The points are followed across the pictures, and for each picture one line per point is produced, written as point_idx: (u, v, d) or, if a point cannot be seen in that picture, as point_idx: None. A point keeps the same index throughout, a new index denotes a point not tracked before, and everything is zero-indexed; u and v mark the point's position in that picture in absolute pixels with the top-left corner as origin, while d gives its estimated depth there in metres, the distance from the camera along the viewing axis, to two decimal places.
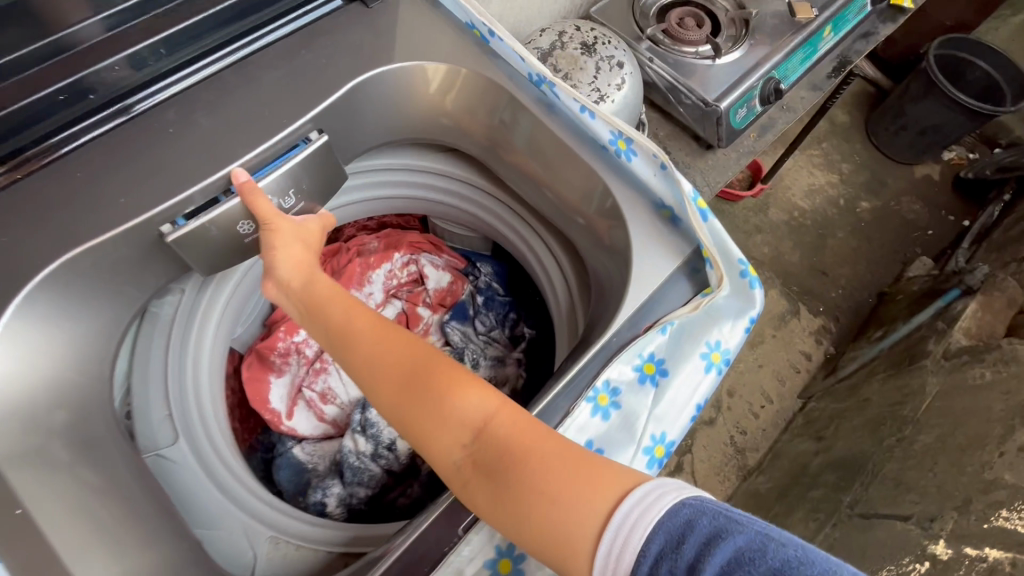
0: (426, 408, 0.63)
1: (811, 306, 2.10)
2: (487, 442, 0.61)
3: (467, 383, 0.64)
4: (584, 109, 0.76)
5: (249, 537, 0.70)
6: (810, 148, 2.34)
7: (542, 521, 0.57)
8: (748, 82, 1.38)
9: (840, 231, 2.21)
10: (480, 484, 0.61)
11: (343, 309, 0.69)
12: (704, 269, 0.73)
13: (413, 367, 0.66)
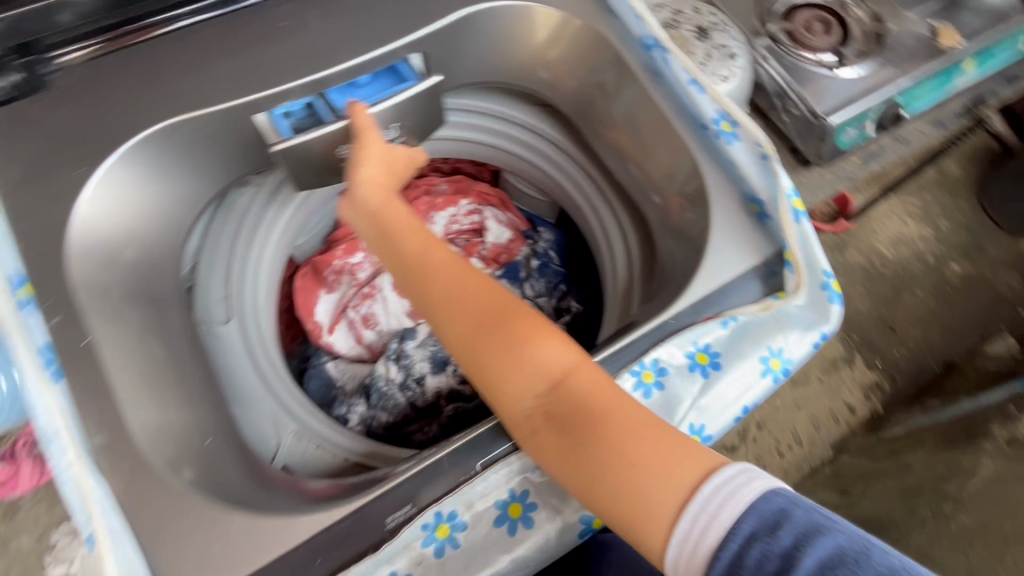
0: (503, 352, 0.60)
1: (867, 358, 1.67)
2: (566, 395, 0.58)
3: (548, 334, 0.61)
4: (694, 82, 0.73)
5: (276, 426, 0.71)
6: (909, 194, 1.79)
7: (620, 480, 0.55)
8: (867, 101, 1.26)
9: (920, 287, 1.72)
10: (553, 437, 0.58)
11: (414, 242, 0.66)
12: (782, 271, 0.69)
13: (494, 309, 0.62)
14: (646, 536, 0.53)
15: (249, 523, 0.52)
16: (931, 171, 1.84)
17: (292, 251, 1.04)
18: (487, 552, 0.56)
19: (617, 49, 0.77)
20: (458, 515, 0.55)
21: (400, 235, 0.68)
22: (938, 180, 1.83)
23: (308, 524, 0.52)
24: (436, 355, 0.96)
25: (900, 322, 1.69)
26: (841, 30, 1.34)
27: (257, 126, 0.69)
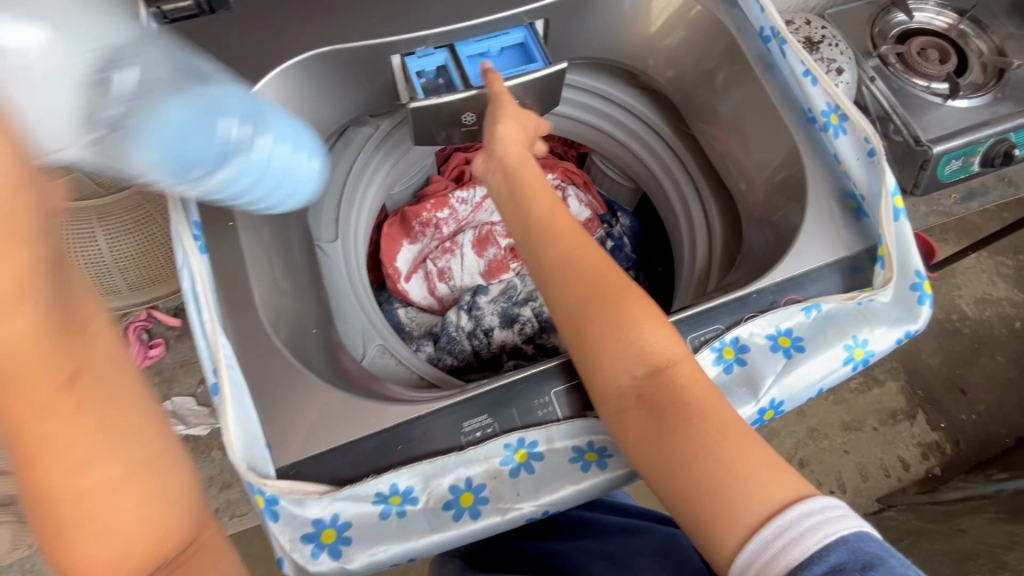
0: (611, 325, 0.57)
1: (930, 418, 1.57)
2: (666, 385, 0.56)
3: (662, 322, 0.58)
4: (809, 74, 0.74)
5: (363, 338, 0.78)
6: (1003, 253, 1.70)
7: (705, 475, 0.52)
8: (977, 134, 1.18)
9: (1000, 353, 1.62)
10: (642, 419, 0.55)
11: (542, 203, 0.66)
12: (871, 267, 0.69)
13: (613, 284, 0.60)
14: (719, 538, 0.50)
15: (348, 400, 0.58)
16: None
17: (385, 200, 1.06)
18: (557, 480, 0.58)
19: (732, 37, 0.79)
20: (537, 445, 0.59)
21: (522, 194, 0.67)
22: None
23: (398, 413, 0.58)
24: (506, 311, 1.02)
25: (972, 385, 1.59)
26: (957, 61, 1.30)
27: (391, 64, 0.76)
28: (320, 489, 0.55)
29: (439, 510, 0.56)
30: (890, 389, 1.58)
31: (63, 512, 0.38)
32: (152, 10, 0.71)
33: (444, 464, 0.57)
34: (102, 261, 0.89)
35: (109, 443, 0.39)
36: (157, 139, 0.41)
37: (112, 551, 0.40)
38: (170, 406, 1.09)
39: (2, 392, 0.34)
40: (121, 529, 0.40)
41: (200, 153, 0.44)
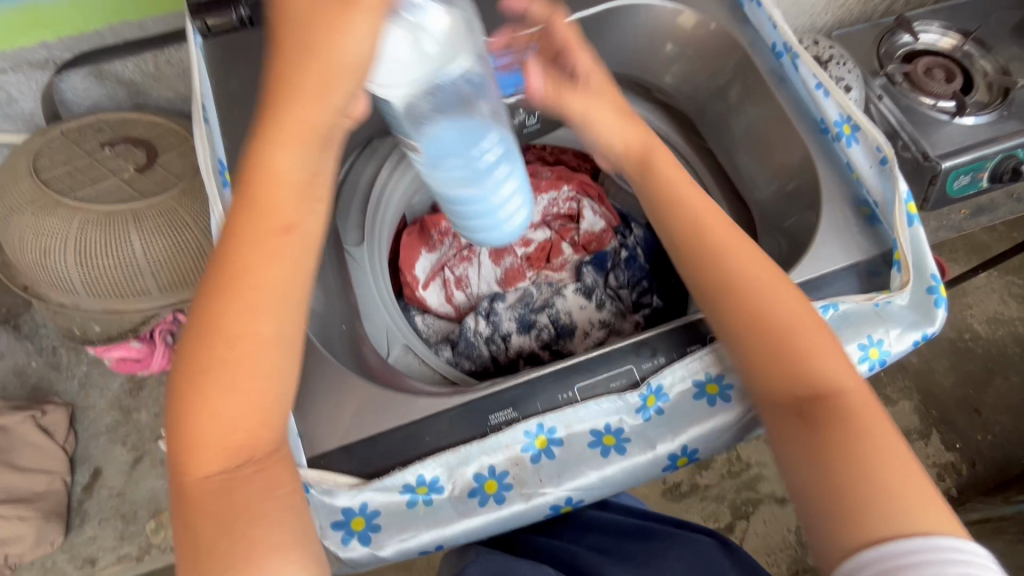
0: (785, 347, 0.59)
1: (945, 437, 1.52)
2: (829, 409, 0.56)
3: (836, 348, 0.59)
4: (821, 87, 0.76)
5: (388, 339, 0.79)
6: (1015, 273, 1.68)
7: (848, 485, 0.53)
8: (985, 149, 1.20)
9: (1017, 374, 1.57)
10: (799, 429, 0.56)
11: (715, 221, 0.65)
12: (888, 272, 0.71)
13: (790, 319, 0.60)
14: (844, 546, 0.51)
15: (378, 392, 0.60)
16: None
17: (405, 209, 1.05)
18: (581, 466, 0.58)
19: (745, 52, 0.82)
20: (557, 431, 0.60)
21: (679, 216, 0.67)
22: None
23: (426, 405, 0.60)
24: (523, 317, 1.00)
25: (987, 406, 1.54)
26: (963, 79, 1.33)
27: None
28: (349, 483, 0.56)
29: (465, 497, 0.57)
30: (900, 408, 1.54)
31: (233, 332, 0.49)
32: (197, 24, 0.75)
33: (467, 453, 0.58)
34: (133, 263, 0.92)
35: (284, 311, 0.50)
36: (435, 130, 0.54)
37: (232, 405, 0.50)
38: None
39: (260, 217, 0.49)
40: (250, 383, 0.50)
41: (451, 153, 0.57)
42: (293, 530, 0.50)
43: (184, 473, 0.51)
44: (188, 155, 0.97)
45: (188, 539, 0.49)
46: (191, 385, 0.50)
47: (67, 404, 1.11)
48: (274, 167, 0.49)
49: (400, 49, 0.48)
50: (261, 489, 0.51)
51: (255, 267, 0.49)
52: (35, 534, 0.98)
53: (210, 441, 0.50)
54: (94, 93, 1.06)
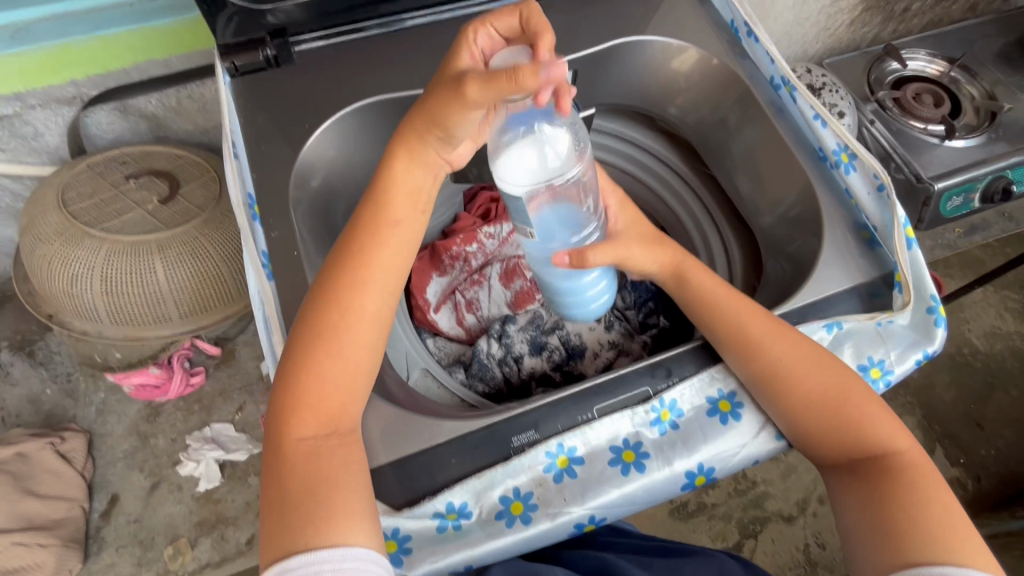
0: (830, 415, 0.62)
1: (948, 452, 1.52)
2: (882, 467, 0.59)
3: (879, 404, 0.62)
4: (818, 117, 0.81)
5: (407, 363, 0.82)
6: (1008, 288, 1.71)
7: (895, 530, 0.55)
8: (976, 171, 1.24)
9: (1016, 387, 1.59)
10: (847, 484, 0.60)
11: (743, 304, 0.67)
12: (890, 292, 0.73)
13: (836, 391, 0.62)
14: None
15: (403, 416, 0.62)
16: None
17: None
18: (602, 484, 0.60)
19: (746, 86, 0.86)
20: (576, 450, 0.62)
21: (708, 298, 0.69)
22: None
23: (450, 429, 0.62)
24: (535, 339, 1.02)
25: (989, 420, 1.56)
26: (951, 104, 1.38)
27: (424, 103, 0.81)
28: (381, 509, 0.58)
29: (493, 520, 0.59)
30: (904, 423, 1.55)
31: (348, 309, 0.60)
32: (227, 64, 0.79)
33: (492, 477, 0.60)
34: (158, 290, 0.95)
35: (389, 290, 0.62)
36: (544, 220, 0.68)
37: (336, 373, 0.58)
38: (209, 433, 1.12)
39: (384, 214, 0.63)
40: (350, 356, 0.59)
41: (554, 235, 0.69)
42: (366, 501, 0.54)
43: (284, 434, 0.56)
44: (210, 186, 1.00)
45: (273, 497, 0.53)
46: (305, 348, 0.58)
47: (85, 431, 1.12)
48: (396, 179, 0.64)
49: (521, 151, 0.62)
50: (340, 463, 0.55)
51: (376, 256, 0.62)
52: (54, 561, 0.99)
53: (313, 403, 0.57)
54: (118, 127, 1.10)
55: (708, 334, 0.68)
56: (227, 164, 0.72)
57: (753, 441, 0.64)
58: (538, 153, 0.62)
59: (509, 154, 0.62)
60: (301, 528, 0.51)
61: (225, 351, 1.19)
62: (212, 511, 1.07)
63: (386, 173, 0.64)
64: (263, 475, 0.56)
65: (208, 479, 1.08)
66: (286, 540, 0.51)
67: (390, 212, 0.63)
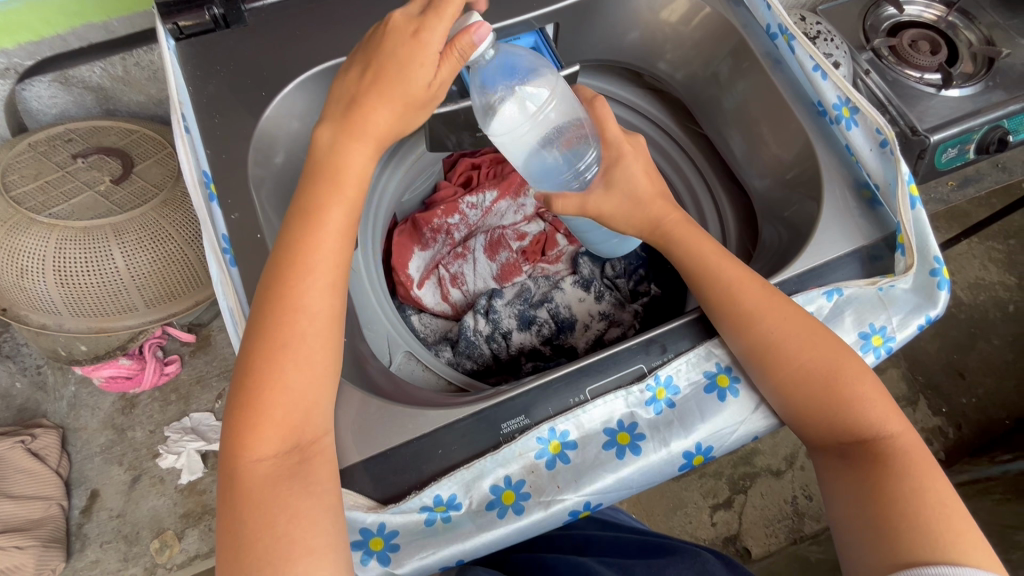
0: (823, 395, 0.58)
1: (931, 403, 1.54)
2: (874, 452, 0.57)
3: (874, 382, 0.59)
4: (818, 69, 0.75)
5: (389, 346, 0.77)
6: (993, 239, 1.70)
7: (888, 519, 0.53)
8: (972, 121, 1.18)
9: (998, 337, 1.60)
10: (838, 468, 0.58)
11: (737, 275, 0.64)
12: (892, 255, 0.70)
13: (829, 366, 0.59)
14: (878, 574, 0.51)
15: (385, 406, 0.59)
16: (1016, 218, 1.74)
17: (395, 209, 1.03)
18: (597, 470, 0.58)
19: (742, 38, 0.80)
20: (568, 434, 0.59)
21: (703, 264, 0.67)
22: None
23: (437, 417, 0.59)
24: (523, 313, 0.98)
25: (971, 369, 1.56)
26: (947, 50, 1.32)
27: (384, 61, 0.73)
28: (367, 504, 0.56)
29: (483, 511, 0.56)
30: (889, 377, 1.55)
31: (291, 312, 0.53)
32: (169, 26, 0.71)
33: (481, 467, 0.57)
34: (118, 279, 0.88)
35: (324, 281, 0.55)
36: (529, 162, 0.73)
37: (300, 382, 0.53)
38: (188, 422, 1.08)
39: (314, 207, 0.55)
40: (305, 363, 0.53)
41: (543, 173, 0.74)
42: (332, 531, 0.50)
43: (238, 454, 0.51)
44: (166, 163, 0.93)
45: (231, 526, 0.50)
46: (258, 359, 0.53)
47: (57, 426, 1.08)
48: (347, 165, 0.56)
49: (503, 109, 0.67)
50: (300, 488, 0.51)
51: (327, 249, 0.55)
52: (35, 562, 0.96)
53: (274, 417, 0.52)
54: (61, 101, 1.01)
55: (702, 301, 0.65)
56: (177, 140, 0.65)
57: (752, 417, 0.62)
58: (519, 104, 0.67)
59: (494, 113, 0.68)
60: (259, 566, 0.48)
61: (199, 337, 1.14)
62: (197, 502, 1.04)
63: (329, 150, 0.56)
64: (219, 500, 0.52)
65: (190, 470, 1.05)
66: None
67: (334, 203, 0.56)
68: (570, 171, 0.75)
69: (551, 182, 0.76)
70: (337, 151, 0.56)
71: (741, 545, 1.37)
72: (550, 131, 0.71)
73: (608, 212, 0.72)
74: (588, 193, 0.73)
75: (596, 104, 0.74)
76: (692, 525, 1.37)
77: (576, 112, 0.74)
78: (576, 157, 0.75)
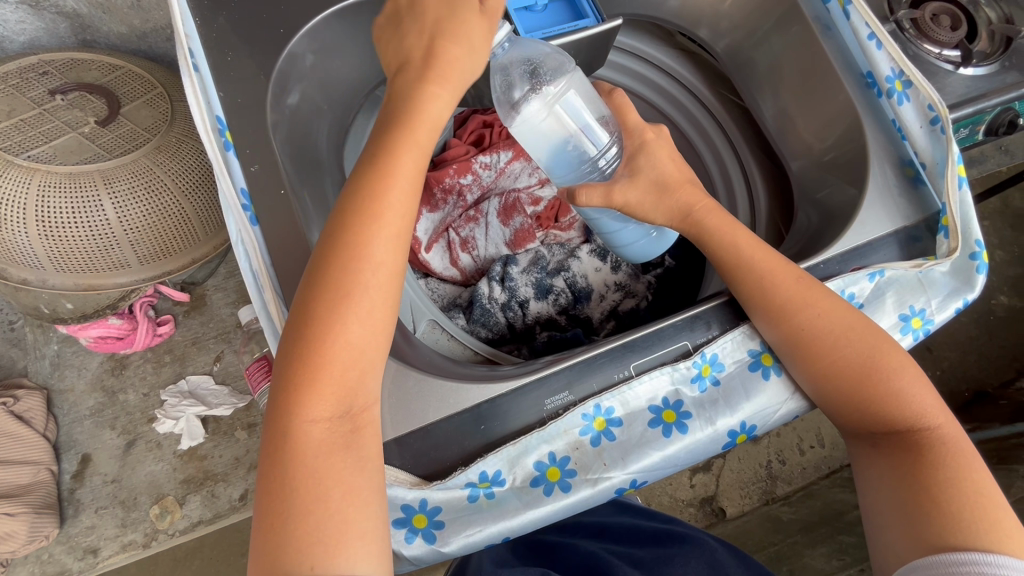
0: (863, 387, 0.57)
1: None
2: (913, 442, 0.55)
3: (917, 373, 0.57)
4: (874, 37, 0.71)
5: (412, 313, 0.74)
6: None
7: (929, 505, 0.52)
8: (986, 102, 0.90)
9: None
10: (873, 456, 0.57)
11: (772, 265, 0.61)
12: (933, 237, 0.69)
13: (868, 356, 0.57)
14: (908, 560, 0.51)
15: (423, 379, 0.56)
16: (990, 202, 1.61)
17: None
18: (644, 448, 0.56)
19: (790, 3, 0.76)
20: (614, 412, 0.57)
21: (735, 252, 0.63)
22: (1001, 210, 1.59)
23: (475, 394, 0.56)
24: (540, 282, 0.95)
25: (938, 343, 1.48)
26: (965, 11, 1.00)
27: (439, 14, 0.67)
28: (408, 480, 0.54)
29: (529, 487, 0.55)
30: None
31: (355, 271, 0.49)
32: None
33: (526, 444, 0.55)
34: (109, 232, 0.80)
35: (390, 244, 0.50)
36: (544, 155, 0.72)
37: (359, 341, 0.49)
38: (185, 386, 1.03)
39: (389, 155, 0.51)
40: (364, 331, 0.49)
41: (562, 165, 0.72)
42: (377, 516, 0.47)
43: (293, 413, 0.48)
44: (157, 104, 0.84)
45: (278, 489, 0.46)
46: (321, 311, 0.48)
47: (41, 387, 1.02)
48: (428, 106, 0.52)
49: (526, 107, 0.66)
50: (354, 465, 0.48)
51: (393, 204, 0.50)
52: (27, 530, 0.91)
53: (332, 377, 0.48)
54: (30, 27, 0.90)
55: (734, 290, 0.63)
56: (187, 78, 0.59)
57: (793, 398, 0.61)
58: (542, 101, 0.66)
59: (516, 111, 0.67)
60: (310, 539, 0.45)
61: (193, 296, 1.07)
62: (198, 468, 1.00)
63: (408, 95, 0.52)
64: (263, 465, 0.48)
65: (190, 436, 1.00)
66: (283, 561, 0.44)
67: (405, 151, 0.51)
68: (589, 163, 0.72)
69: (570, 176, 0.73)
70: (422, 91, 0.52)
71: (716, 505, 1.40)
72: (569, 125, 0.69)
73: (649, 182, 0.66)
74: (626, 164, 0.68)
75: (614, 94, 0.69)
76: (672, 487, 1.40)
77: (596, 103, 0.71)
78: (596, 151, 0.72)
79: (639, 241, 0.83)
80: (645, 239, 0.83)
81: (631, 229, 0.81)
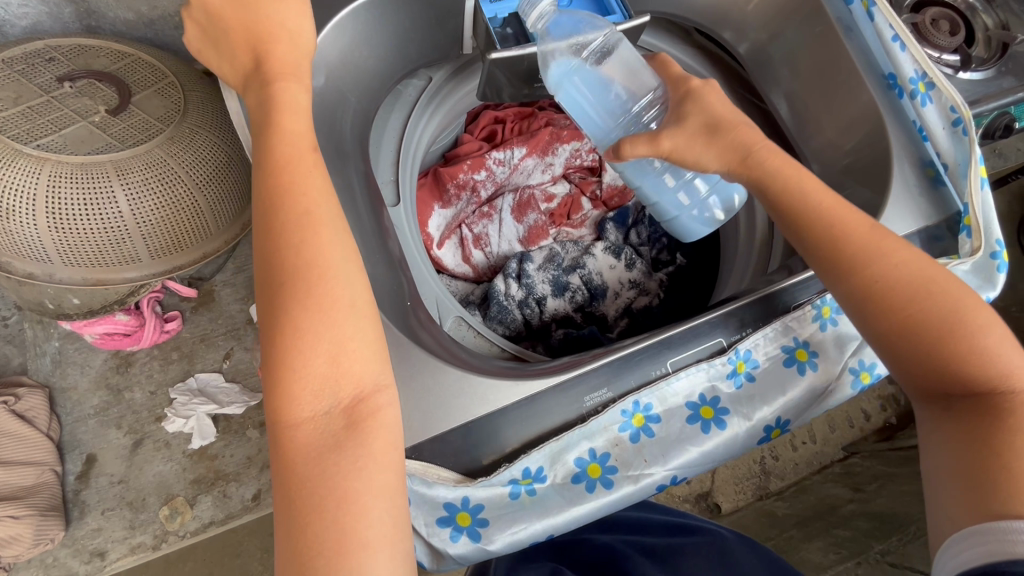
0: (941, 344, 0.53)
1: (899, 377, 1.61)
2: (992, 406, 0.51)
3: (1001, 332, 0.53)
4: (898, 39, 0.72)
5: (439, 310, 0.73)
6: None
7: (999, 473, 0.49)
8: (982, 105, 0.92)
9: None
10: (946, 421, 0.53)
11: (844, 212, 0.57)
12: (955, 237, 0.71)
13: (949, 313, 0.53)
14: (963, 526, 0.49)
15: (463, 377, 0.55)
16: None
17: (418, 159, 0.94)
18: (680, 444, 0.57)
19: (813, 4, 0.77)
20: (652, 407, 0.57)
21: (805, 196, 0.58)
22: None
23: (512, 391, 0.55)
24: (557, 279, 0.94)
25: None
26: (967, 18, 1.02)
27: (464, 9, 0.69)
28: (452, 478, 0.53)
29: (570, 484, 0.55)
30: None
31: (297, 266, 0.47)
32: None
33: (568, 440, 0.55)
34: (121, 224, 0.78)
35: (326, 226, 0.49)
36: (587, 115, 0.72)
37: (325, 338, 0.47)
38: (195, 383, 1.01)
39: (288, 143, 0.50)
40: (320, 326, 0.47)
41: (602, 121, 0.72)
42: (377, 520, 0.45)
43: (280, 422, 0.47)
44: (168, 94, 0.82)
45: (281, 505, 0.46)
46: (278, 313, 0.47)
47: (42, 385, 0.98)
48: (288, 99, 0.52)
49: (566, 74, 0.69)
50: (348, 466, 0.46)
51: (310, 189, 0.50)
52: (32, 533, 0.88)
53: (304, 380, 0.47)
54: (32, 10, 0.86)
55: (802, 242, 0.58)
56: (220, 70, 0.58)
57: (821, 394, 0.61)
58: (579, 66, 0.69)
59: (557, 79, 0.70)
60: (310, 554, 0.44)
61: (201, 292, 1.05)
62: (208, 467, 0.98)
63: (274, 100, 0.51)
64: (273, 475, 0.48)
65: (201, 435, 0.98)
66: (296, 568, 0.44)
67: (280, 144, 0.50)
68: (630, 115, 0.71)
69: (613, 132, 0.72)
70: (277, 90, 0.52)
71: (711, 501, 1.41)
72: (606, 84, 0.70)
73: None
74: None
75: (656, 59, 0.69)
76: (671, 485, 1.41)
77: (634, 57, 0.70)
78: (637, 104, 0.70)
79: (689, 212, 0.77)
80: (697, 212, 0.77)
81: (677, 198, 0.76)
